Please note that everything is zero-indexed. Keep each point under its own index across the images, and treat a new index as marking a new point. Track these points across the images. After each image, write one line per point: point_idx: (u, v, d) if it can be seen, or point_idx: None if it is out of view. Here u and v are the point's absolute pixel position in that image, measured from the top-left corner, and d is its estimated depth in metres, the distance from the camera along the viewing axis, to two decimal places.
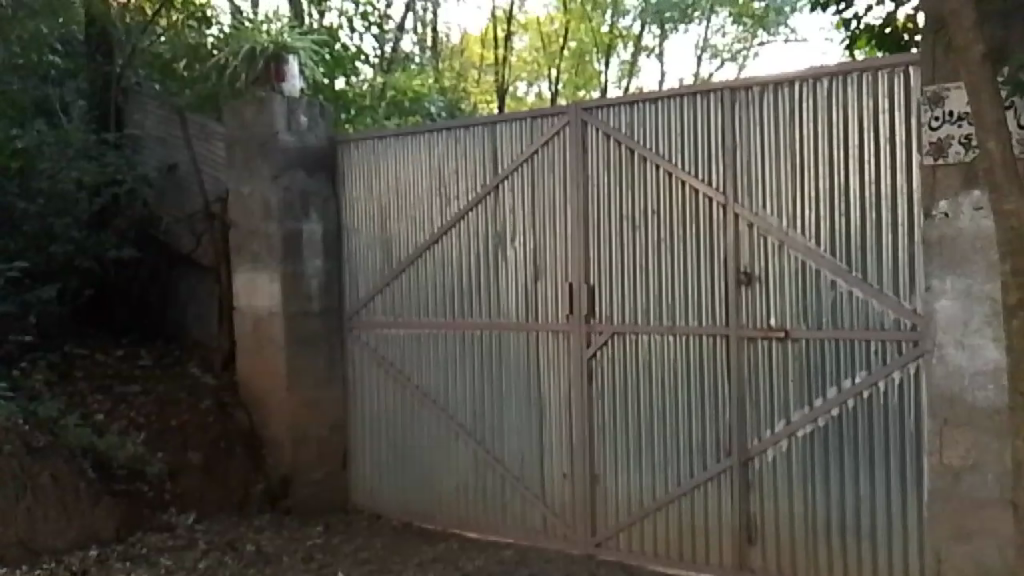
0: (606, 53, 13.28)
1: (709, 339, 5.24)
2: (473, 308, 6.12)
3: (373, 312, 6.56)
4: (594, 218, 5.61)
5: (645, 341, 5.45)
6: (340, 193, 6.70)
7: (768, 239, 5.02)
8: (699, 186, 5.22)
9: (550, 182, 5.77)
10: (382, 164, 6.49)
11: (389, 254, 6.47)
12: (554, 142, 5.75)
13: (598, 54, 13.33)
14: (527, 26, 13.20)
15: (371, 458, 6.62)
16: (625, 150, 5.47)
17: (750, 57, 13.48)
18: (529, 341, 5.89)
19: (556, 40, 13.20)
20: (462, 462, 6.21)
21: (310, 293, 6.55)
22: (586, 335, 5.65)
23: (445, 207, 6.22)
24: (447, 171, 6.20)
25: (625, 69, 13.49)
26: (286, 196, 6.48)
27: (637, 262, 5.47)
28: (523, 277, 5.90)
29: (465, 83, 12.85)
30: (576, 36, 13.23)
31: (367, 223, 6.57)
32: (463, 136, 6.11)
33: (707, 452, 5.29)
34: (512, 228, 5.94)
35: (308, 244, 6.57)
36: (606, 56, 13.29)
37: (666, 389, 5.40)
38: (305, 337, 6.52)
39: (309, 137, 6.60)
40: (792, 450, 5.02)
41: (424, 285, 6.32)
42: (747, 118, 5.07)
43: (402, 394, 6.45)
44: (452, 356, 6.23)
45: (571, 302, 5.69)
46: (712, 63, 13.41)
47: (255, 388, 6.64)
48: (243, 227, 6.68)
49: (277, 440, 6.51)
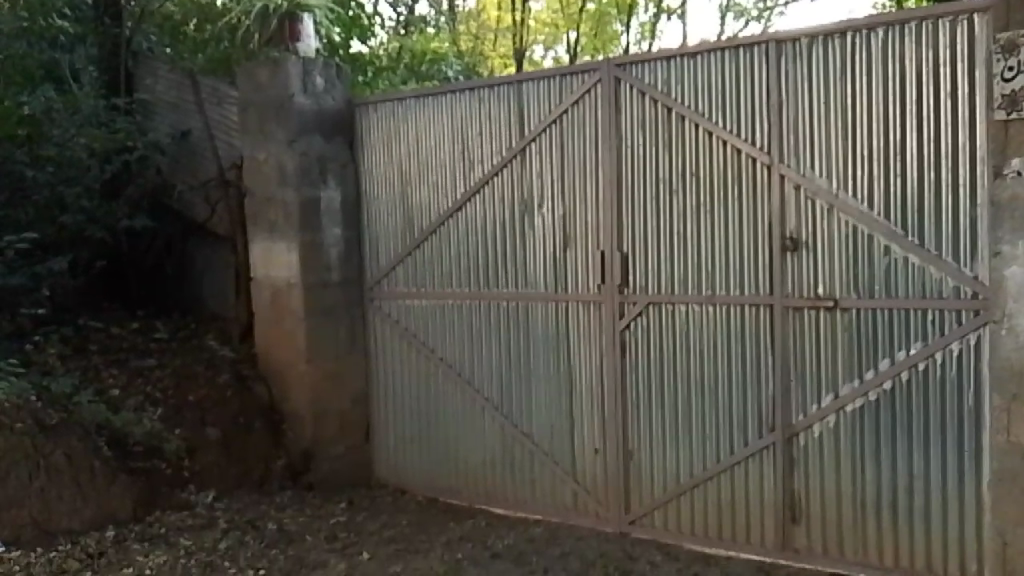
0: (626, 15, 12.44)
1: (751, 309, 4.96)
2: (499, 277, 5.85)
3: (395, 283, 6.30)
4: (628, 182, 5.31)
5: (682, 311, 5.17)
6: (360, 159, 6.42)
7: (816, 202, 4.71)
8: (741, 146, 4.90)
9: (580, 144, 5.46)
10: (402, 127, 6.18)
11: (411, 222, 6.19)
12: (584, 101, 5.43)
13: (617, 17, 12.47)
14: None
15: (395, 433, 6.41)
16: (661, 109, 5.15)
17: (778, 16, 12.49)
18: (558, 312, 5.61)
19: (574, 1, 12.39)
20: (489, 438, 5.98)
21: (329, 262, 6.30)
22: (619, 305, 5.37)
23: (469, 172, 5.91)
24: (471, 134, 5.88)
25: (645, 29, 12.66)
26: (304, 161, 6.18)
27: (674, 228, 5.17)
28: (551, 244, 5.62)
29: (483, 46, 12.46)
30: None
31: (388, 189, 6.29)
32: (488, 96, 5.78)
33: (748, 428, 5.03)
34: (541, 193, 5.64)
35: (327, 212, 6.29)
36: (626, 19, 12.45)
37: (704, 362, 5.13)
38: (326, 308, 6.28)
39: (326, 100, 6.31)
40: (840, 425, 4.75)
41: (448, 254, 6.05)
42: (794, 72, 4.74)
43: (426, 368, 6.21)
44: (477, 328, 5.97)
45: (603, 270, 5.41)
46: (737, 23, 12.67)
47: (274, 361, 6.41)
48: (258, 194, 6.40)
49: (298, 413, 6.29)
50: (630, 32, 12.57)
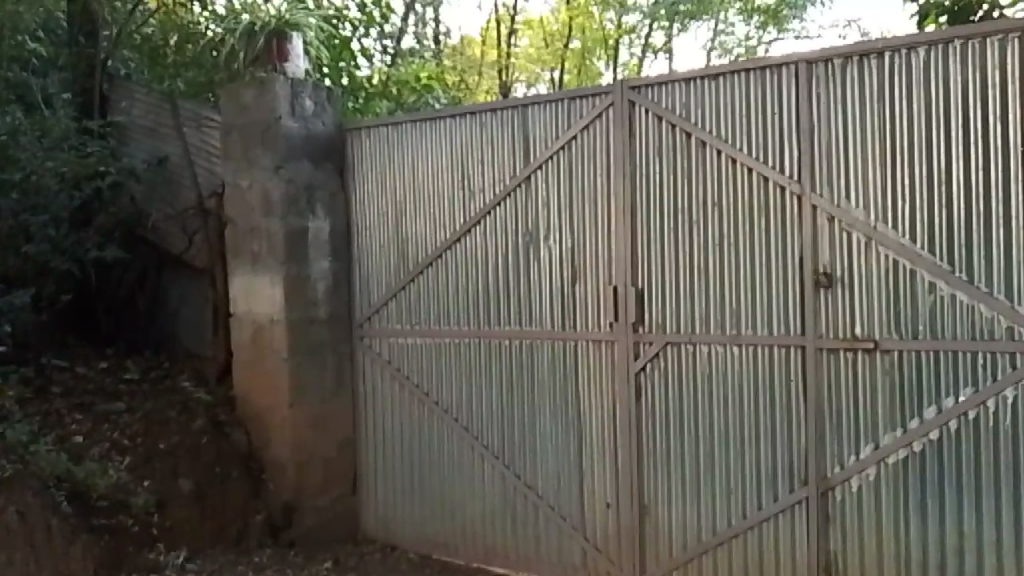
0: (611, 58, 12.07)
1: (781, 351, 4.55)
2: (501, 314, 5.41)
3: (387, 320, 5.84)
4: (643, 212, 4.90)
5: (704, 352, 4.75)
6: (350, 187, 5.99)
7: (853, 234, 4.34)
8: (769, 174, 4.53)
9: (591, 171, 5.06)
10: (396, 153, 5.77)
11: (406, 255, 5.76)
12: (595, 125, 5.03)
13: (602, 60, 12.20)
14: (529, 26, 12.19)
15: (385, 483, 5.91)
16: (680, 134, 4.77)
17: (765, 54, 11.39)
18: (566, 352, 5.17)
19: (558, 37, 12.21)
20: (488, 490, 5.49)
21: (316, 297, 5.82)
22: (634, 346, 4.93)
23: (468, 201, 5.49)
24: (471, 161, 5.47)
25: (630, 68, 12.23)
26: (291, 188, 5.73)
27: (694, 261, 4.77)
28: (559, 278, 5.19)
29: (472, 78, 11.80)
30: (580, 35, 12.06)
31: (381, 220, 5.85)
32: (490, 120, 5.38)
33: (778, 480, 4.60)
34: (547, 223, 5.22)
35: (314, 243, 5.83)
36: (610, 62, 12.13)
37: (729, 408, 4.70)
38: (312, 347, 5.78)
39: (315, 124, 5.90)
40: (881, 479, 4.33)
41: (445, 290, 5.60)
42: (827, 95, 4.39)
43: (420, 413, 5.73)
44: (476, 370, 5.50)
45: (616, 307, 4.98)
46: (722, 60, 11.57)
47: (253, 405, 5.88)
48: (240, 224, 5.94)
49: (280, 463, 5.76)
50: (615, 71, 12.16)
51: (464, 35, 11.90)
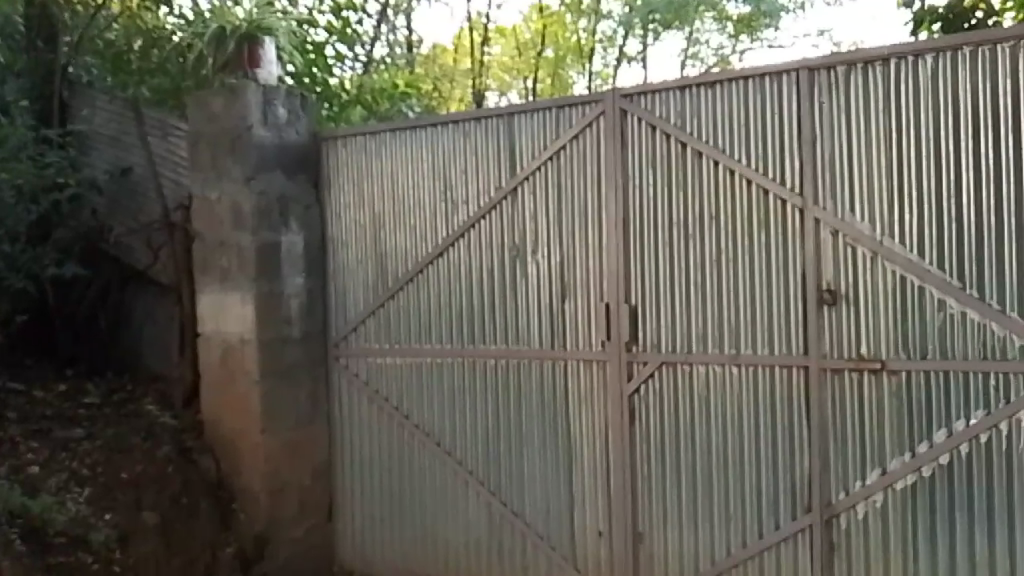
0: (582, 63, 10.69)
1: (783, 372, 4.34)
2: (486, 333, 5.14)
3: (365, 338, 5.55)
4: (636, 225, 4.68)
5: (701, 372, 4.53)
6: (325, 199, 5.70)
7: (859, 249, 4.16)
8: (769, 186, 4.34)
9: (581, 182, 4.83)
10: (374, 164, 5.50)
11: (385, 270, 5.48)
12: (585, 135, 4.81)
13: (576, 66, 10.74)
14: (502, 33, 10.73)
15: (363, 509, 5.61)
16: (675, 144, 4.56)
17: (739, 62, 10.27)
18: (555, 373, 4.92)
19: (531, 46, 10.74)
20: (473, 518, 5.22)
21: (290, 315, 5.50)
22: (627, 366, 4.70)
23: (451, 215, 5.23)
24: (454, 172, 5.21)
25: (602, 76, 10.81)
26: (264, 200, 5.42)
27: (690, 277, 4.56)
28: (547, 295, 4.94)
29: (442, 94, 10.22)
30: (554, 41, 10.71)
31: (358, 233, 5.57)
32: (474, 130, 5.13)
33: (781, 506, 4.38)
34: (535, 237, 4.98)
35: (287, 258, 5.51)
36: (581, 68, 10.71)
37: (729, 432, 4.48)
38: (285, 368, 5.46)
39: (289, 132, 5.61)
40: (888, 506, 4.12)
41: (426, 308, 5.33)
42: (831, 105, 4.21)
43: (400, 437, 5.45)
44: (460, 392, 5.23)
45: (608, 325, 4.74)
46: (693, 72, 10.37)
47: (223, 430, 5.55)
48: (209, 238, 5.60)
49: (251, 491, 5.41)
50: (588, 78, 10.72)
51: (435, 44, 10.39)
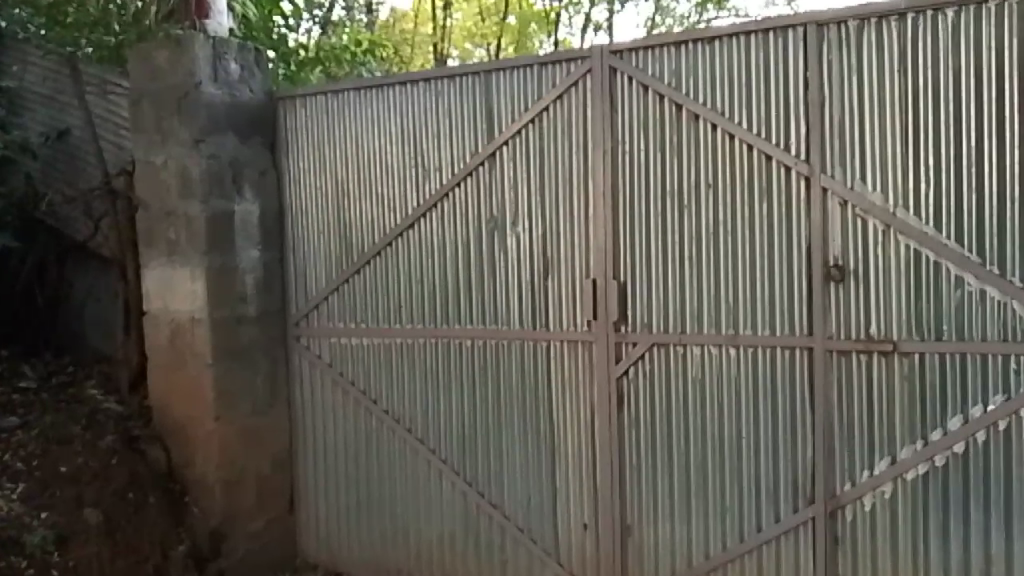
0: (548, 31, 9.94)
1: (785, 354, 4.01)
2: (461, 312, 4.74)
3: (327, 316, 5.12)
4: (626, 194, 4.29)
5: (696, 354, 4.19)
6: (283, 164, 5.22)
7: (869, 221, 3.83)
8: (772, 152, 3.97)
9: (564, 147, 4.42)
10: (337, 126, 5.03)
11: (349, 243, 5.03)
12: (569, 95, 4.39)
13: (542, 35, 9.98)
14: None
15: (327, 500, 5.21)
16: (669, 106, 4.18)
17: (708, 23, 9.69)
18: (537, 355, 4.55)
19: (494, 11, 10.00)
20: (446, 509, 4.85)
21: (245, 292, 5.03)
22: (615, 347, 4.34)
23: (422, 182, 4.80)
24: (426, 135, 4.77)
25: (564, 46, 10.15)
26: (215, 166, 4.93)
27: (684, 251, 4.19)
28: (527, 271, 4.55)
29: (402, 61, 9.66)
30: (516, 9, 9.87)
31: (320, 202, 5.11)
32: (447, 89, 4.69)
33: (781, 497, 4.08)
34: (514, 207, 4.57)
35: (241, 229, 5.03)
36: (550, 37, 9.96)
37: (725, 419, 4.16)
38: (240, 350, 5.00)
39: (241, 91, 5.10)
40: (898, 498, 3.84)
41: (395, 284, 4.91)
42: (842, 63, 3.85)
43: (367, 423, 5.04)
44: (432, 375, 4.84)
45: (595, 303, 4.37)
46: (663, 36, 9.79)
47: (173, 416, 5.05)
48: (153, 207, 5.07)
49: (205, 483, 4.94)
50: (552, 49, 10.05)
51: (394, 10, 9.84)
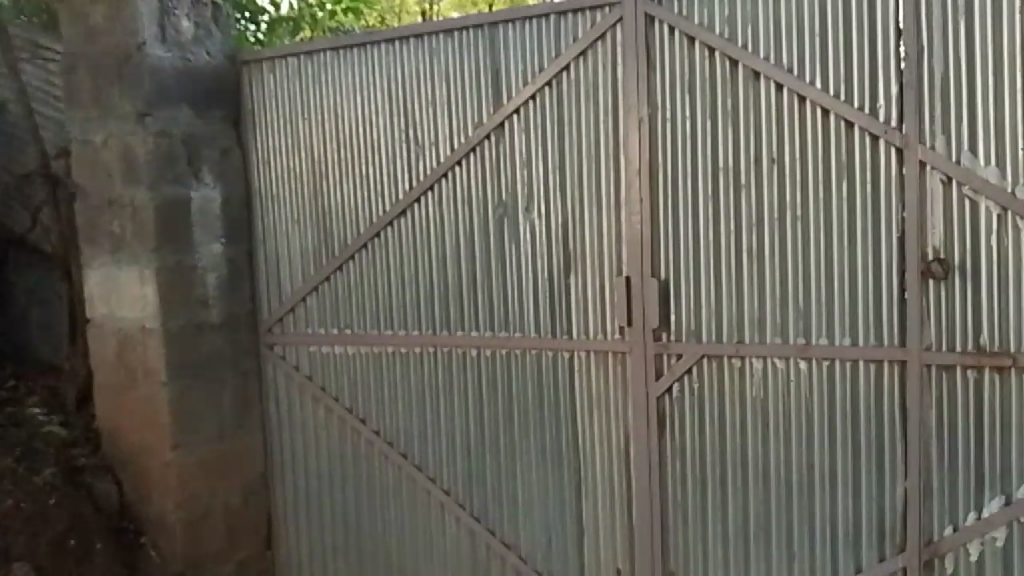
0: None
1: (871, 369, 3.24)
2: (464, 315, 3.95)
3: (305, 321, 4.32)
4: (667, 173, 3.50)
5: (756, 369, 3.42)
6: (248, 140, 4.38)
7: (981, 203, 3.04)
8: (854, 117, 3.19)
9: (590, 115, 3.62)
10: (310, 94, 4.20)
11: (329, 235, 4.22)
12: (594, 51, 3.58)
13: None
14: None
15: (310, 536, 4.43)
16: (722, 62, 3.38)
17: None
18: (559, 369, 3.77)
19: None
20: (451, 549, 4.09)
21: (206, 294, 4.23)
22: (656, 360, 3.56)
23: (416, 160, 3.98)
24: (418, 104, 3.94)
25: None
26: (167, 144, 4.11)
27: (741, 243, 3.40)
28: (544, 266, 3.76)
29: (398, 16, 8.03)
30: None
31: (293, 186, 4.29)
32: (444, 46, 3.86)
33: (863, 541, 3.34)
34: (528, 190, 3.76)
35: (200, 220, 4.21)
36: None
37: (792, 448, 3.40)
38: (202, 364, 4.20)
39: (197, 54, 4.25)
40: (1015, 549, 3.09)
41: (384, 282, 4.10)
42: (945, 3, 3.05)
43: (354, 446, 4.26)
44: (431, 390, 4.05)
45: (629, 306, 3.58)
46: None
47: (123, 444, 4.26)
48: (93, 195, 4.22)
49: (164, 523, 4.17)
50: None
51: None
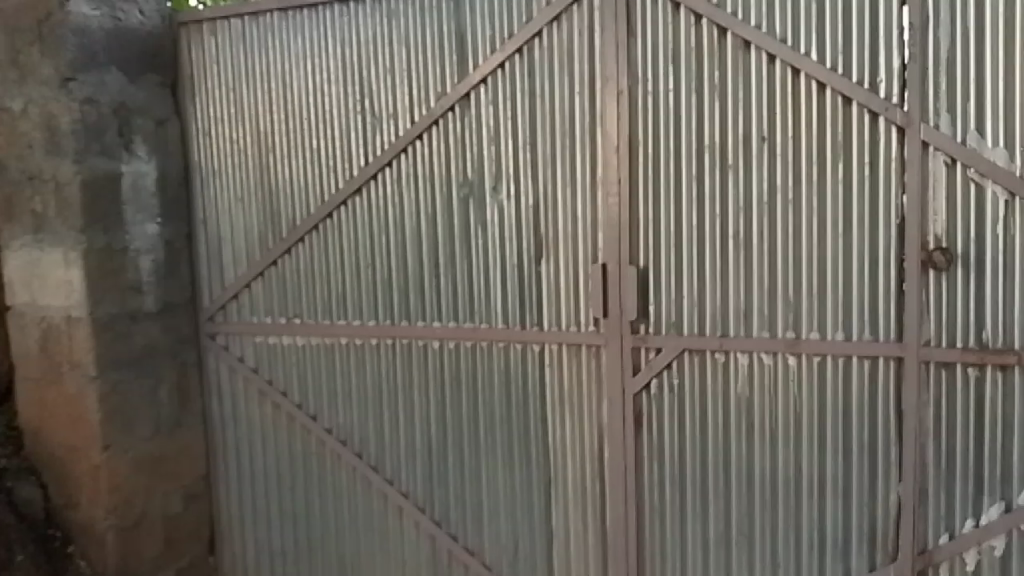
0: None
1: (866, 366, 3.01)
2: (425, 304, 3.63)
3: (250, 309, 3.97)
4: (647, 151, 3.21)
5: (741, 364, 3.17)
6: (187, 110, 4.00)
7: (988, 187, 2.81)
8: (853, 92, 2.92)
9: (564, 86, 3.31)
10: (256, 59, 3.82)
11: (276, 215, 3.86)
12: (569, 16, 3.27)
13: None
14: None
15: (257, 540, 4.11)
16: (709, 30, 3.09)
17: None
18: (527, 363, 3.48)
19: None
20: (409, 555, 3.79)
21: (140, 280, 3.84)
22: (633, 354, 3.29)
23: (372, 133, 3.63)
24: (375, 71, 3.60)
25: None
26: (94, 113, 3.67)
27: (727, 228, 3.13)
28: (512, 251, 3.46)
29: None
30: None
31: (236, 161, 3.92)
32: (404, 8, 3.52)
33: (853, 549, 3.11)
34: (496, 168, 3.45)
35: (133, 197, 3.81)
36: None
37: (778, 449, 3.16)
38: (136, 355, 3.82)
39: (127, 13, 3.82)
40: (1014, 557, 2.90)
41: (337, 267, 3.77)
42: None
43: (304, 445, 3.93)
44: (388, 385, 3.74)
45: (606, 296, 3.30)
46: None
47: (50, 444, 3.85)
48: (7, 168, 3.75)
49: (95, 531, 3.77)
50: None
51: None
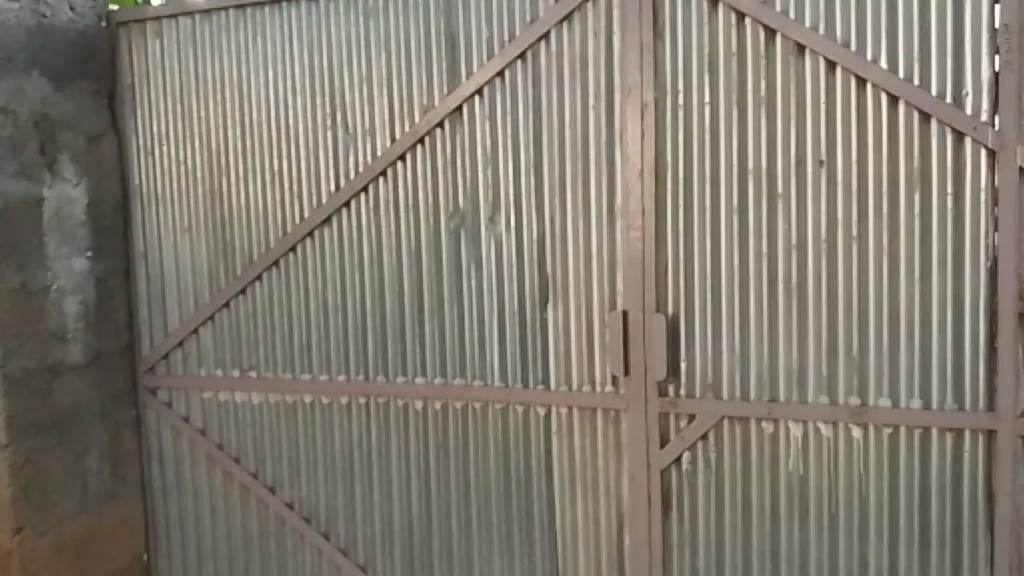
0: None
1: (948, 440, 2.47)
2: (407, 356, 3.05)
3: (198, 359, 3.35)
4: (678, 176, 2.66)
5: (793, 435, 2.61)
6: (125, 125, 3.39)
7: None
8: (933, 108, 2.40)
9: (576, 99, 2.76)
10: (208, 65, 3.23)
11: (229, 249, 3.26)
12: (583, 16, 2.73)
13: None
14: None
15: None
16: (754, 32, 2.56)
17: None
18: (530, 428, 2.89)
19: None
20: None
21: (65, 325, 3.21)
22: (659, 420, 2.73)
23: (344, 153, 3.06)
24: (349, 79, 3.03)
25: None
26: (10, 126, 3.05)
27: (776, 270, 2.59)
28: (512, 294, 2.89)
29: None
30: None
31: (182, 185, 3.32)
32: (385, 5, 2.96)
33: None
34: (493, 195, 2.89)
35: (57, 227, 3.19)
36: None
37: (838, 536, 2.60)
38: (59, 416, 3.18)
39: (55, 8, 3.20)
40: None
41: (302, 311, 3.17)
42: None
43: (260, 521, 3.31)
44: (361, 451, 3.14)
45: (627, 351, 2.73)
46: None
47: None
48: None
49: None
50: None
51: None
